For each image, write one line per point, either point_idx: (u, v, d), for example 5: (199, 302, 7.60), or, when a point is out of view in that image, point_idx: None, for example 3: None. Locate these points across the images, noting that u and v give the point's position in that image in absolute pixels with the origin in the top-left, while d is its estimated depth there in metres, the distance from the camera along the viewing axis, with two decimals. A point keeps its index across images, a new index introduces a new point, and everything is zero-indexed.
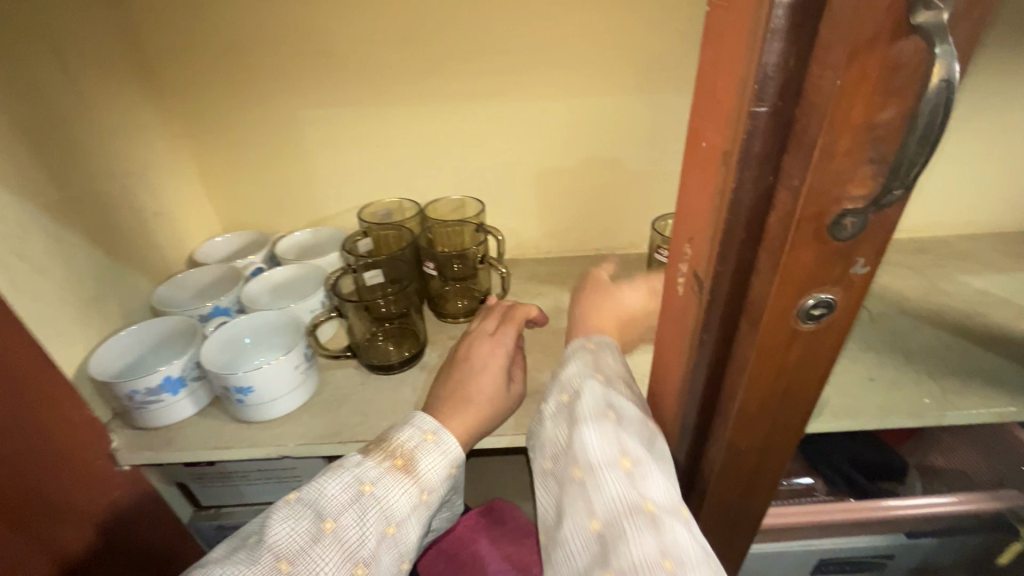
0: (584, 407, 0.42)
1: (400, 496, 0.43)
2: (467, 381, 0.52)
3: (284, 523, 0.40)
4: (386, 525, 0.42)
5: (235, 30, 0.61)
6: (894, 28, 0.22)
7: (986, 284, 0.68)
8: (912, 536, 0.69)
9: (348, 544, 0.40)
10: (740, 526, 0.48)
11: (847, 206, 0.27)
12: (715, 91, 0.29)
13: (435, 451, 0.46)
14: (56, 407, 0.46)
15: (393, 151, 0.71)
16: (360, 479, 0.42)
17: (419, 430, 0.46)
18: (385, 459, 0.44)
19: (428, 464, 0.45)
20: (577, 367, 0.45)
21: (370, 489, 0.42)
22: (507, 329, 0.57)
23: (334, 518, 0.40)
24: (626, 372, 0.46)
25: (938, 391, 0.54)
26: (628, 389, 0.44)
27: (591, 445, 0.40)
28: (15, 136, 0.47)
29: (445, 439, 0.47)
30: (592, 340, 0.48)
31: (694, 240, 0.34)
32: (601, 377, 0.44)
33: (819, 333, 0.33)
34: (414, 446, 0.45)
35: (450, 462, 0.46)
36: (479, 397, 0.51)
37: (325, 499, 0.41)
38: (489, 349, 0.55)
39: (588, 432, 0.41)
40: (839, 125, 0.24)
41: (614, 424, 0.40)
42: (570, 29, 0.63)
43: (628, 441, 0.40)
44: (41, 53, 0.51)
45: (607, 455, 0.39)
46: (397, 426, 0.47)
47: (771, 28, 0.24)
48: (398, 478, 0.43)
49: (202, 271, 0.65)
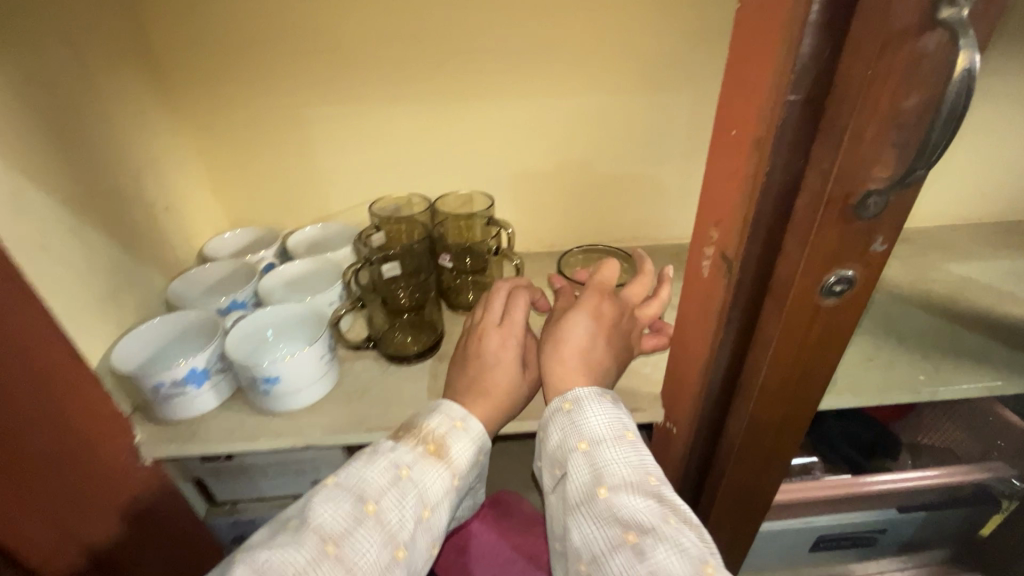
0: (574, 488, 0.41)
1: (436, 480, 0.44)
2: (481, 377, 0.52)
3: (327, 505, 0.40)
4: (422, 509, 0.43)
5: (248, 25, 0.61)
6: (921, 22, 0.24)
7: (968, 272, 0.72)
8: (902, 511, 0.73)
9: (391, 526, 0.40)
10: (755, 500, 0.50)
11: (871, 186, 0.29)
12: (746, 83, 0.31)
13: (464, 437, 0.47)
14: (83, 400, 0.46)
15: (403, 148, 0.72)
16: (398, 463, 0.43)
17: (448, 417, 0.48)
18: (418, 445, 0.45)
19: (460, 451, 0.46)
20: (558, 440, 0.44)
21: (407, 474, 0.43)
22: (517, 317, 0.55)
23: (376, 500, 0.41)
24: (615, 424, 0.43)
25: (930, 369, 0.58)
26: (621, 449, 0.41)
27: (589, 532, 0.38)
28: (36, 130, 0.46)
29: (472, 425, 0.48)
30: (569, 399, 0.45)
31: (722, 224, 0.36)
32: (587, 444, 0.42)
33: (838, 308, 0.35)
34: (443, 434, 0.47)
35: (477, 449, 0.48)
36: (497, 390, 0.51)
37: (366, 483, 0.42)
38: (499, 342, 0.54)
39: (583, 517, 0.39)
40: (869, 111, 0.27)
41: (606, 497, 0.39)
42: (580, 29, 0.64)
43: (626, 514, 0.37)
44: (56, 45, 0.50)
45: (607, 537, 0.37)
46: (425, 413, 0.48)
47: (808, 22, 0.26)
48: (433, 464, 0.45)
49: (215, 266, 0.64)
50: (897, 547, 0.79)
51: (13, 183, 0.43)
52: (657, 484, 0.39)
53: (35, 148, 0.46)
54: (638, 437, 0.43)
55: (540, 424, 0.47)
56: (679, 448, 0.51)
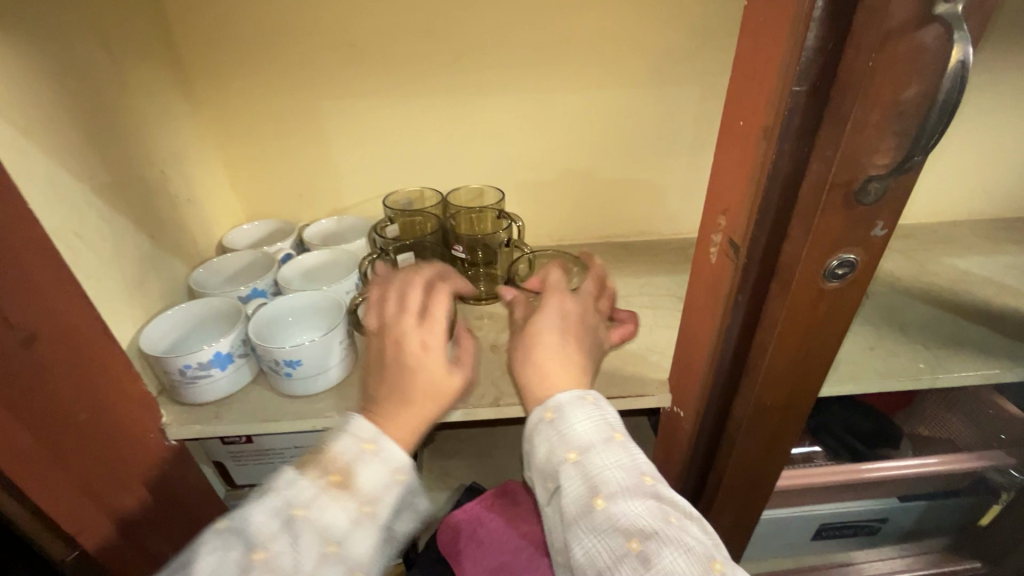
0: (568, 501, 0.41)
1: (340, 514, 0.39)
2: (406, 383, 0.47)
3: (208, 556, 0.35)
4: (327, 544, 0.38)
5: (270, 22, 0.63)
6: (918, 17, 0.26)
7: (969, 265, 0.73)
8: (903, 500, 0.75)
9: (283, 574, 0.36)
10: (760, 482, 0.52)
11: (872, 173, 0.31)
12: (754, 76, 0.33)
13: (376, 460, 0.42)
14: (116, 379, 0.47)
15: (417, 142, 0.74)
16: (290, 501, 0.38)
17: (356, 440, 0.42)
18: (321, 476, 0.40)
19: (371, 477, 0.41)
20: (547, 452, 0.44)
21: (303, 513, 0.38)
22: (439, 310, 0.50)
23: (265, 546, 0.36)
24: (602, 429, 0.44)
25: (930, 357, 0.59)
26: (611, 455, 0.42)
27: (591, 544, 0.38)
28: (74, 122, 0.48)
29: (385, 446, 0.43)
30: (551, 407, 0.46)
31: (729, 211, 0.38)
32: (576, 454, 0.42)
33: (841, 291, 0.37)
34: (350, 460, 0.41)
35: (393, 470, 0.42)
36: (428, 388, 0.47)
37: (250, 528, 0.36)
38: (421, 341, 0.48)
39: (582, 531, 0.39)
40: (870, 101, 0.28)
41: (603, 508, 0.39)
42: (591, 27, 0.66)
43: (625, 522, 0.38)
44: (91, 41, 0.51)
45: (610, 548, 0.37)
46: (331, 437, 0.43)
47: (812, 17, 0.28)
48: (337, 496, 0.39)
49: (235, 256, 0.67)
50: (898, 536, 0.81)
51: (53, 172, 0.46)
52: (653, 485, 0.40)
53: (74, 138, 0.48)
54: (625, 436, 0.44)
55: (524, 436, 0.47)
56: (686, 430, 0.53)
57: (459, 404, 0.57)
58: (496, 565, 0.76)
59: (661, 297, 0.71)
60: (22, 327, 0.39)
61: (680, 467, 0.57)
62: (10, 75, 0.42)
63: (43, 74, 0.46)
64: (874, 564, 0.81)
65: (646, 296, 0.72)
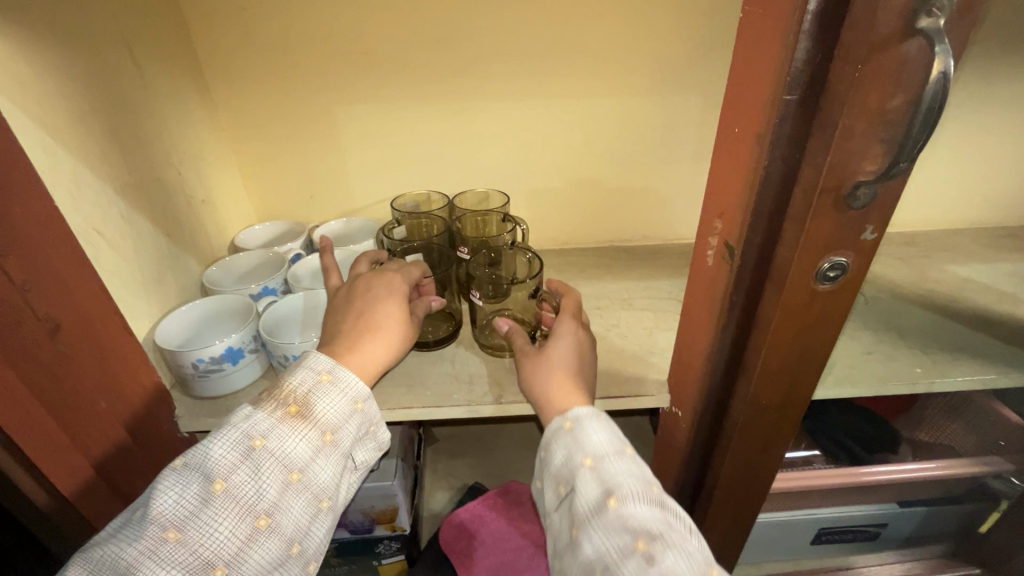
0: (581, 501, 0.43)
1: (297, 443, 0.44)
2: (372, 309, 0.54)
3: (170, 492, 0.40)
4: (288, 472, 0.43)
5: (286, 29, 0.66)
6: (902, 31, 0.27)
7: (969, 272, 0.74)
8: (903, 505, 0.75)
9: (246, 500, 0.41)
10: (757, 483, 0.53)
11: (861, 178, 0.32)
12: (750, 84, 0.34)
13: (332, 390, 0.47)
14: (133, 371, 0.49)
15: (425, 147, 0.76)
16: (249, 434, 0.42)
17: (313, 372, 0.47)
18: (278, 408, 0.44)
19: (327, 406, 0.46)
20: (564, 458, 0.46)
21: (261, 444, 0.42)
22: (412, 271, 0.60)
23: (224, 478, 0.41)
24: (615, 441, 0.46)
25: (928, 362, 0.60)
26: (624, 465, 0.44)
27: (600, 542, 0.40)
28: (98, 124, 0.50)
29: (341, 377, 0.47)
30: (570, 417, 0.48)
31: (726, 214, 0.39)
32: (591, 458, 0.45)
33: (834, 292, 0.38)
34: (307, 391, 0.46)
35: (353, 399, 0.47)
36: (392, 316, 0.54)
37: (211, 462, 0.41)
38: (387, 290, 0.56)
39: (593, 530, 0.41)
40: (858, 109, 0.30)
41: (614, 509, 0.41)
42: (597, 36, 0.68)
43: (634, 523, 0.40)
44: (117, 48, 0.54)
45: (619, 545, 0.39)
46: (289, 371, 0.47)
47: (801, 30, 0.30)
48: (294, 426, 0.44)
49: (247, 255, 0.69)
50: (898, 541, 0.81)
51: (80, 172, 0.48)
52: (661, 493, 0.43)
53: (97, 139, 0.50)
54: (633, 448, 0.46)
55: (541, 444, 0.50)
56: (686, 430, 0.54)
57: (463, 402, 0.58)
58: (497, 563, 0.77)
59: (663, 300, 0.73)
60: (48, 318, 0.41)
61: (678, 467, 0.58)
62: (41, 79, 0.44)
63: (72, 79, 0.48)
64: (873, 568, 0.81)
65: (648, 299, 0.73)
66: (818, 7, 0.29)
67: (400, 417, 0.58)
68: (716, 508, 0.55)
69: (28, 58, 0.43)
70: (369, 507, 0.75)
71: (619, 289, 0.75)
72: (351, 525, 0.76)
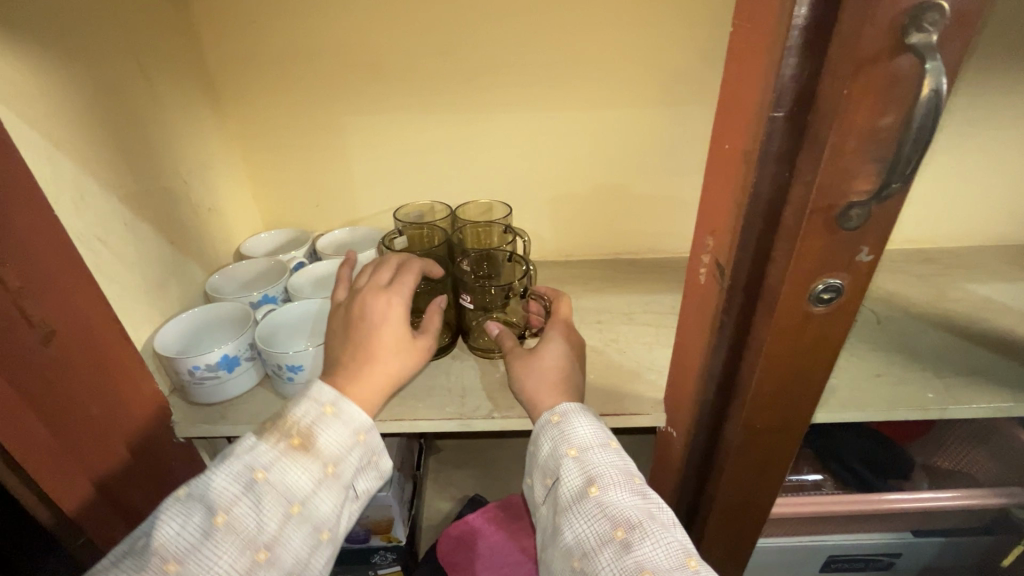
0: (564, 491, 0.44)
1: (299, 475, 0.43)
2: (370, 336, 0.53)
3: (172, 522, 0.40)
4: (289, 504, 0.42)
5: (293, 42, 0.67)
6: (891, 47, 0.26)
7: (990, 292, 0.71)
8: (918, 534, 0.72)
9: (246, 532, 0.40)
10: (756, 510, 0.51)
11: (853, 199, 0.31)
12: (738, 100, 0.33)
13: (336, 422, 0.47)
14: (129, 376, 0.50)
15: (428, 157, 0.76)
16: (252, 466, 0.42)
17: (317, 403, 0.47)
18: (281, 440, 0.44)
19: (330, 436, 0.46)
20: (550, 449, 0.47)
21: (264, 476, 0.42)
22: (411, 280, 0.57)
23: (226, 511, 0.40)
24: (600, 434, 0.47)
25: (942, 387, 0.57)
26: (608, 457, 0.45)
27: (582, 529, 0.42)
28: (104, 135, 0.52)
29: (345, 409, 0.48)
30: (558, 412, 0.48)
31: (716, 232, 0.38)
32: (574, 450, 0.46)
33: (829, 315, 0.36)
34: (311, 422, 0.46)
35: (355, 430, 0.47)
36: (394, 343, 0.53)
37: (214, 494, 0.41)
38: (382, 308, 0.54)
39: (575, 516, 0.42)
40: (847, 127, 0.28)
41: (594, 496, 0.42)
42: (600, 47, 0.68)
43: (615, 511, 0.41)
44: (125, 60, 0.55)
45: (598, 532, 0.41)
46: (293, 402, 0.47)
47: (788, 46, 0.29)
48: (297, 458, 0.44)
49: (251, 263, 0.69)
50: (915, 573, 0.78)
51: (85, 182, 0.49)
52: (643, 483, 0.44)
53: (103, 148, 0.51)
54: (614, 437, 0.47)
55: (531, 439, 0.50)
56: (680, 449, 0.52)
57: (454, 415, 0.58)
58: None
59: (665, 315, 0.71)
60: (42, 325, 0.41)
61: (673, 489, 0.56)
62: (50, 91, 0.46)
63: (78, 91, 0.49)
64: None
65: (650, 313, 0.72)
66: (804, 23, 0.28)
67: (391, 429, 0.58)
68: (712, 534, 0.53)
69: (38, 72, 0.45)
70: (365, 517, 0.75)
71: (621, 302, 0.74)
72: (348, 534, 0.76)
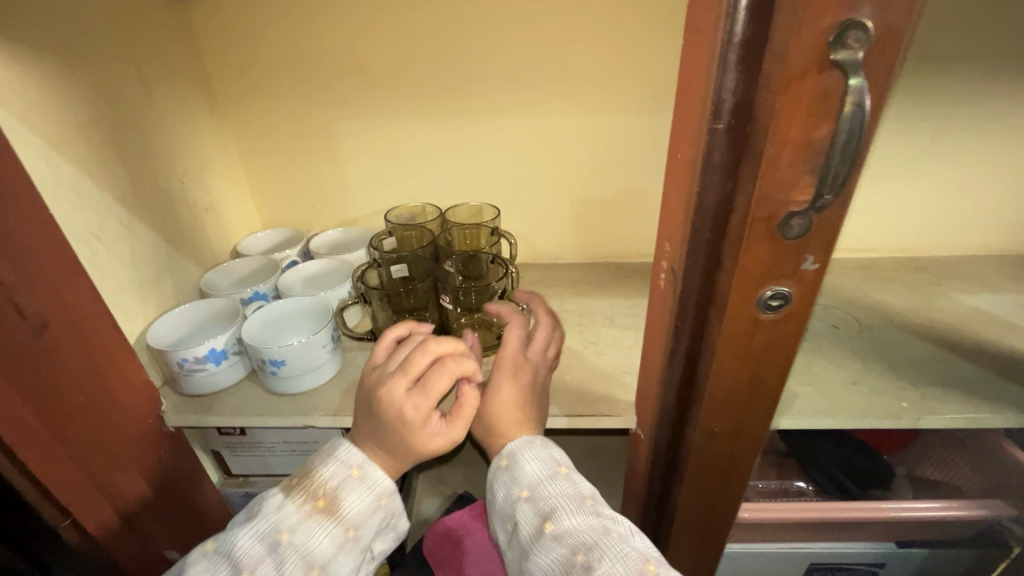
0: (524, 530, 0.47)
1: (320, 538, 0.47)
2: (390, 434, 0.50)
3: None
4: (308, 567, 0.46)
5: (286, 49, 0.70)
6: (819, 63, 0.27)
7: (979, 302, 0.70)
8: (901, 546, 0.71)
9: None
10: (721, 513, 0.51)
11: (792, 208, 0.32)
12: (685, 111, 0.34)
13: (360, 487, 0.50)
14: (121, 367, 0.52)
15: (419, 160, 0.78)
16: (277, 528, 0.46)
17: (344, 466, 0.50)
18: (306, 501, 0.48)
19: (354, 502, 0.49)
20: (504, 493, 0.50)
21: (287, 538, 0.46)
22: (438, 385, 0.50)
23: (250, 570, 0.45)
24: (549, 464, 0.49)
25: (916, 396, 0.57)
26: (558, 486, 0.48)
27: (547, 563, 0.44)
28: (103, 138, 0.55)
29: (370, 473, 0.50)
30: (505, 454, 0.51)
31: (671, 239, 0.39)
32: (525, 489, 0.49)
33: (778, 322, 0.37)
34: (336, 485, 0.49)
35: (378, 495, 0.50)
36: (405, 451, 0.50)
37: (240, 552, 0.45)
38: (403, 408, 0.49)
39: (538, 554, 0.45)
40: (781, 139, 0.29)
41: (551, 531, 0.45)
42: (583, 54, 0.69)
43: (575, 538, 0.44)
44: (125, 68, 0.58)
45: (562, 561, 0.43)
46: (321, 462, 0.50)
47: (725, 61, 0.30)
48: (320, 521, 0.47)
49: (245, 262, 0.72)
50: None
51: (82, 183, 0.52)
52: (595, 500, 0.47)
53: (100, 151, 0.54)
54: (563, 462, 0.50)
55: (487, 484, 0.53)
56: (645, 449, 0.53)
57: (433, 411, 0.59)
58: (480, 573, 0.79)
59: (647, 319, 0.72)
60: (36, 317, 0.44)
61: (641, 489, 0.57)
62: (50, 96, 0.49)
63: (78, 97, 0.52)
64: None
65: (632, 317, 0.72)
66: (740, 40, 0.29)
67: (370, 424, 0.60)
68: (679, 536, 0.54)
69: (40, 79, 0.48)
70: None
71: (605, 306, 0.75)
72: None
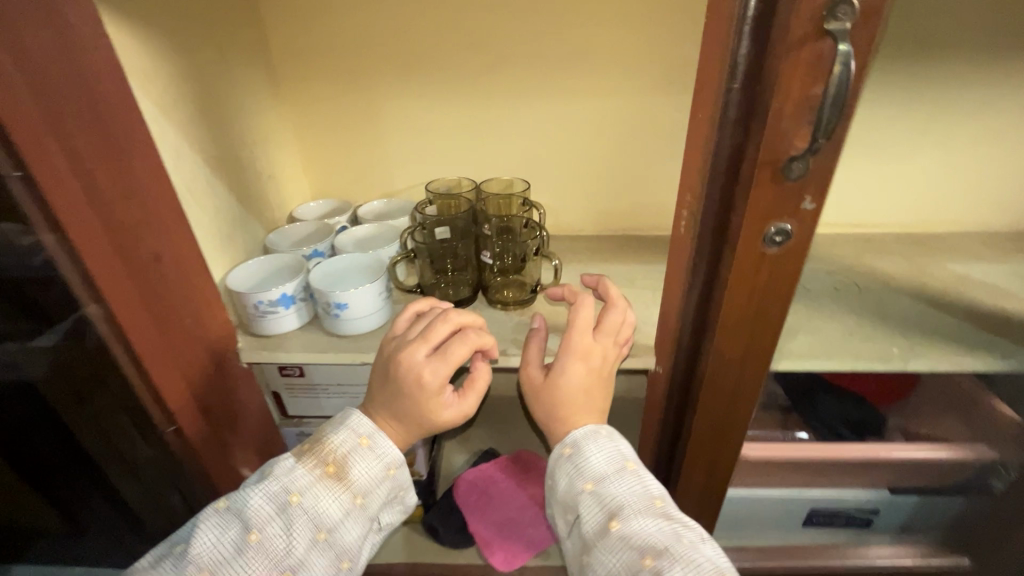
0: (589, 525, 0.51)
1: (328, 503, 0.52)
2: (409, 398, 0.56)
3: (210, 532, 0.49)
4: (316, 531, 0.51)
5: (343, 34, 0.78)
6: (816, 31, 0.34)
7: (969, 271, 0.77)
8: (895, 493, 0.79)
9: (275, 552, 0.49)
10: (729, 439, 0.59)
11: (793, 153, 0.39)
12: (708, 75, 0.42)
13: (367, 455, 0.55)
14: (209, 302, 0.60)
15: (457, 137, 0.86)
16: (289, 489, 0.51)
17: (354, 434, 0.56)
18: (317, 467, 0.53)
19: (361, 469, 0.54)
20: (568, 483, 0.54)
21: (298, 500, 0.51)
22: (458, 352, 0.57)
23: (260, 530, 0.49)
24: (616, 460, 0.53)
25: (906, 346, 0.64)
26: (625, 483, 0.52)
27: (612, 562, 0.47)
28: (195, 108, 0.63)
29: (377, 442, 0.56)
30: (570, 444, 0.55)
31: (693, 186, 0.46)
32: (592, 485, 0.52)
33: (781, 256, 0.44)
34: (346, 452, 0.54)
35: (385, 464, 0.56)
36: (419, 418, 0.56)
37: (251, 512, 0.50)
38: (425, 373, 0.56)
39: (603, 551, 0.48)
40: (785, 95, 0.37)
41: (620, 529, 0.48)
42: (611, 40, 0.76)
43: (642, 540, 0.47)
44: (211, 47, 0.66)
45: (629, 562, 0.46)
46: (332, 430, 0.56)
47: (741, 32, 0.37)
48: (328, 485, 0.52)
49: (302, 225, 0.80)
50: (893, 532, 0.85)
51: (180, 143, 0.60)
52: (664, 506, 0.50)
53: (193, 119, 0.63)
54: (630, 461, 0.54)
55: (548, 473, 0.57)
56: (665, 382, 0.61)
57: None
58: (506, 517, 0.89)
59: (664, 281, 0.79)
60: (152, 251, 0.52)
61: (659, 422, 0.65)
62: (158, 68, 0.57)
63: (177, 71, 0.60)
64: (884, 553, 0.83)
65: (650, 280, 0.80)
66: (753, 14, 0.37)
67: None
68: (692, 460, 0.61)
69: (152, 53, 0.57)
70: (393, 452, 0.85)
71: (626, 270, 0.82)
72: None
